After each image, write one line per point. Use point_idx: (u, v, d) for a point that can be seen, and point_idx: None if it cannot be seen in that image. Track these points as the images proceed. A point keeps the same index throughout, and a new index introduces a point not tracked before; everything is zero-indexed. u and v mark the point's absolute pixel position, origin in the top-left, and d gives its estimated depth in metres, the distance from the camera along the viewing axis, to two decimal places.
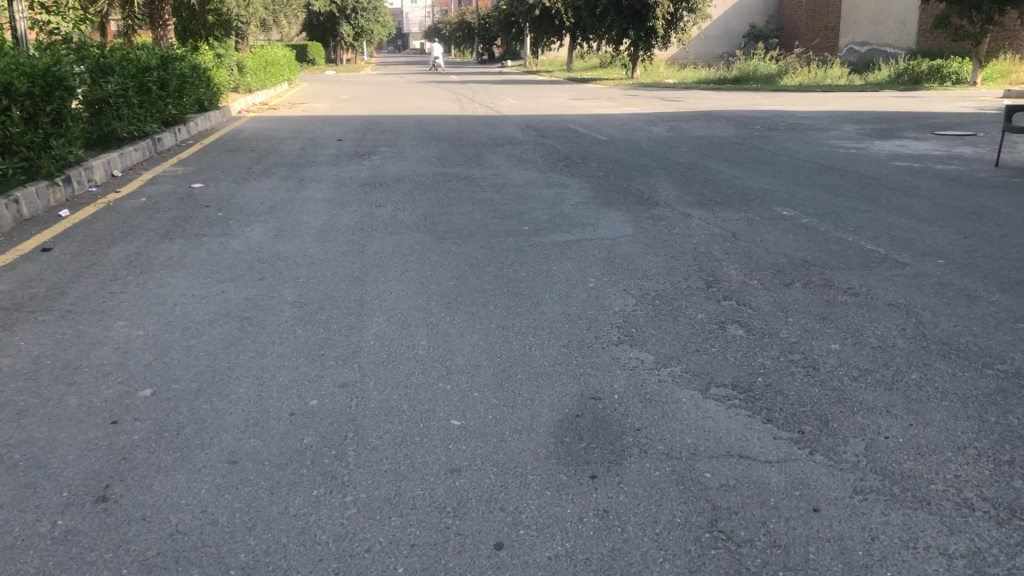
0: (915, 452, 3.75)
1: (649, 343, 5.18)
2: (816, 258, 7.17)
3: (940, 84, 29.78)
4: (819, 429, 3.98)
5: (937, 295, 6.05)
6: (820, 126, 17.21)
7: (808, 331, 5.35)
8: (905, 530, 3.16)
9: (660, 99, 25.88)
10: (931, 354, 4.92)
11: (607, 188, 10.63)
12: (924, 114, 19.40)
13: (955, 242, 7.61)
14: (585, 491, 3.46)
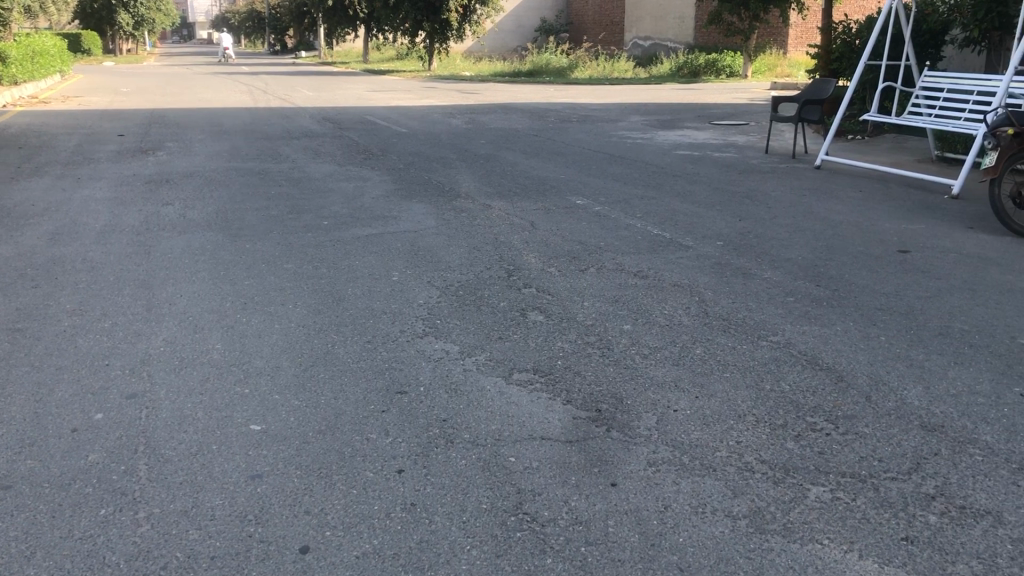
0: (701, 422, 4.00)
1: (452, 333, 5.22)
2: (608, 244, 7.48)
3: (716, 77, 31.86)
4: (614, 406, 4.17)
5: (718, 274, 6.48)
6: (609, 117, 17.96)
7: (602, 314, 5.58)
8: (694, 496, 3.36)
9: (457, 91, 26.15)
10: (712, 329, 5.26)
11: (407, 180, 10.62)
12: (702, 105, 20.69)
13: (733, 225, 8.16)
14: (392, 486, 3.45)
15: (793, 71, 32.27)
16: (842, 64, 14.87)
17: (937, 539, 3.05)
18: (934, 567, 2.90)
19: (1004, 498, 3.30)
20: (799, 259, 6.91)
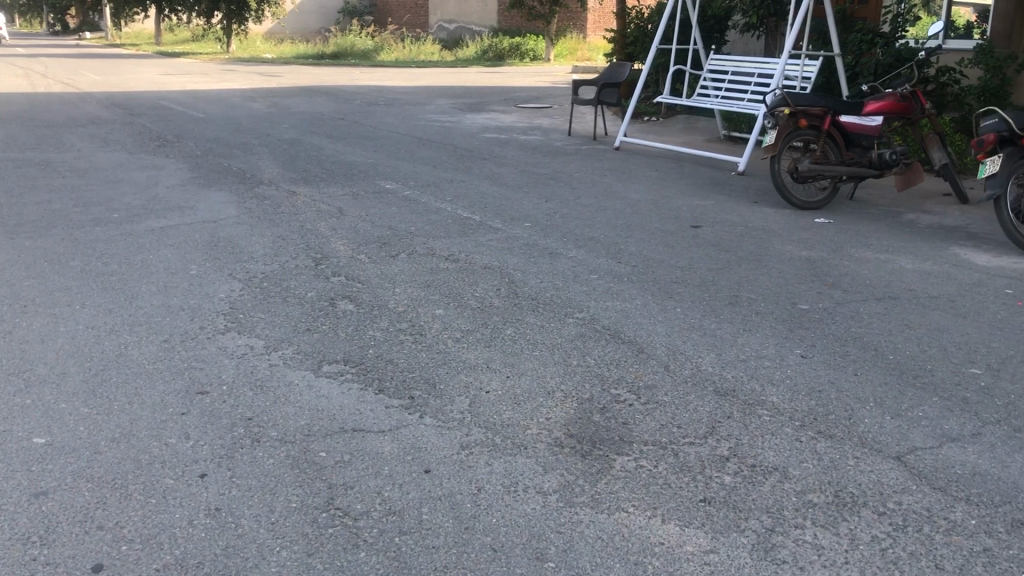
0: (512, 401, 4.05)
1: (257, 328, 5.03)
2: (418, 228, 7.44)
3: (520, 60, 32.44)
4: (427, 392, 4.15)
5: (526, 255, 6.58)
6: (416, 100, 17.87)
7: (413, 299, 5.55)
8: (506, 476, 3.40)
9: (258, 74, 25.19)
10: (522, 309, 5.35)
11: (205, 168, 10.13)
12: (507, 88, 21.00)
13: (539, 206, 8.33)
14: (194, 492, 3.27)
15: (592, 55, 33.37)
16: (637, 49, 15.48)
17: (731, 498, 3.24)
18: (729, 525, 3.07)
19: (789, 454, 3.55)
20: (602, 237, 7.14)
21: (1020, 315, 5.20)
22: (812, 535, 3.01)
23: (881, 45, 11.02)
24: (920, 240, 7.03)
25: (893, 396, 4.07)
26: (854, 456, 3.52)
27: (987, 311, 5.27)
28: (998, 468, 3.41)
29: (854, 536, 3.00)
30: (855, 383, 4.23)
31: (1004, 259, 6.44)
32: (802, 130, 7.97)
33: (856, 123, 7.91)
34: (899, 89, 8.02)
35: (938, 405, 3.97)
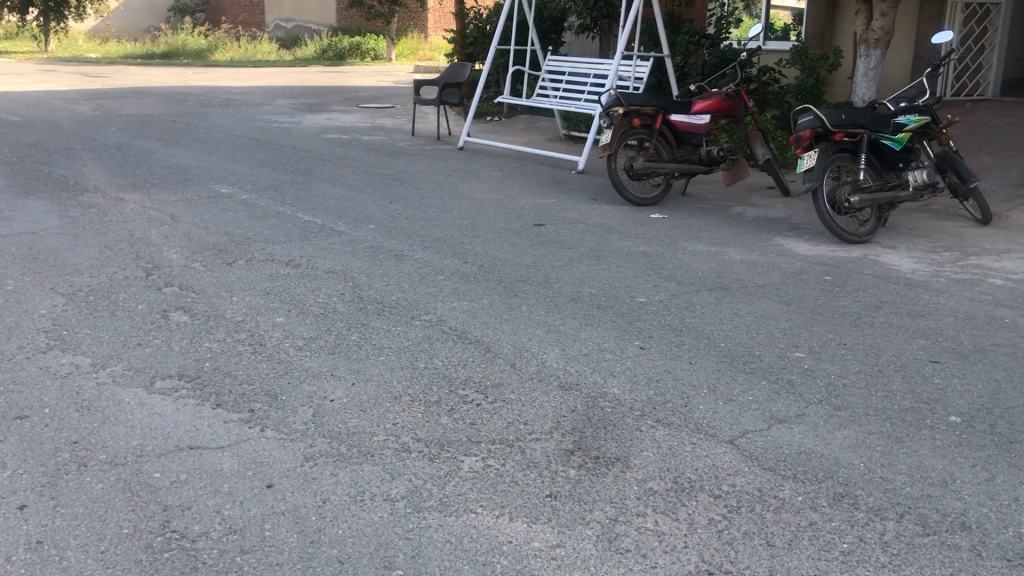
0: (357, 409, 3.99)
1: (83, 345, 4.73)
2: (257, 233, 7.21)
3: (361, 60, 32.02)
4: (268, 404, 4.02)
5: (370, 258, 6.50)
6: (253, 101, 17.34)
7: (253, 308, 5.37)
8: (353, 485, 3.34)
9: (81, 74, 23.77)
10: (367, 314, 5.27)
11: (22, 174, 9.47)
12: (347, 88, 20.67)
13: (382, 207, 8.24)
14: (13, 526, 3.05)
15: (433, 54, 33.37)
16: (477, 49, 15.59)
17: (576, 491, 3.30)
18: (574, 518, 3.13)
19: (631, 444, 3.65)
20: (447, 237, 7.14)
21: (838, 300, 5.56)
22: (653, 522, 3.11)
23: (707, 45, 11.52)
24: (748, 232, 7.39)
25: (726, 382, 4.26)
26: (691, 442, 3.66)
27: (809, 297, 5.60)
28: (821, 446, 3.63)
29: (692, 520, 3.12)
30: (690, 371, 4.40)
31: (822, 248, 6.86)
32: (635, 129, 8.23)
33: (686, 122, 8.22)
34: (723, 89, 8.40)
35: (766, 388, 4.19)
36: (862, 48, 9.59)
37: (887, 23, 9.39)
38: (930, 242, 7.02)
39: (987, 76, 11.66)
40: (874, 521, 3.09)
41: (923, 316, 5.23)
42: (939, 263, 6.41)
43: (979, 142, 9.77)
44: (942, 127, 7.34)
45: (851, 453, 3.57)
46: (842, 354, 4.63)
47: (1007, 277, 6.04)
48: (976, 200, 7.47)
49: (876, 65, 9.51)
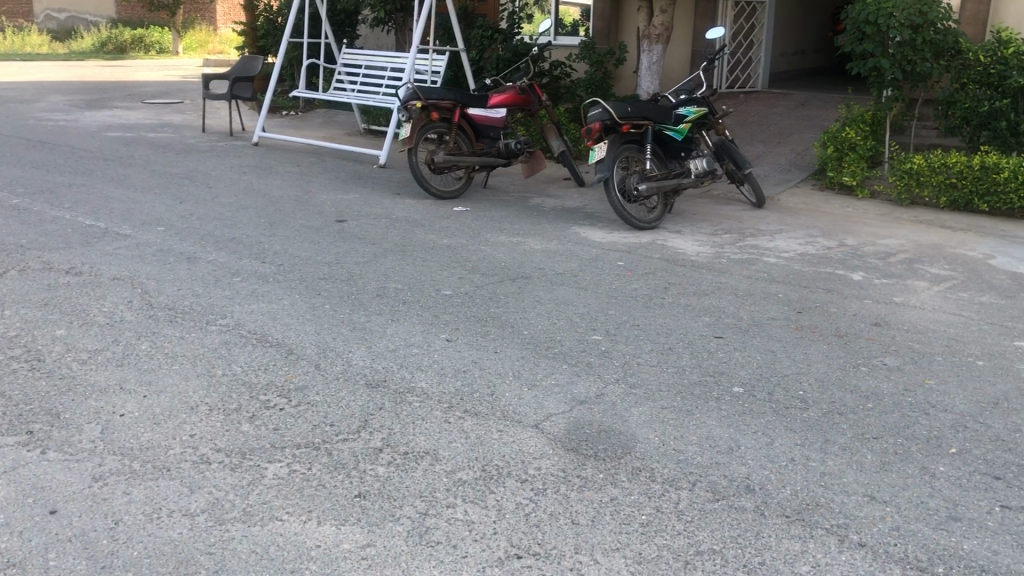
0: (150, 422, 3.77)
1: None
2: (30, 241, 6.66)
3: (145, 54, 30.26)
4: (49, 424, 3.73)
5: (160, 262, 6.16)
6: (21, 97, 15.98)
7: (30, 321, 4.96)
8: (148, 503, 3.16)
9: None
10: (158, 321, 4.99)
11: None
12: (130, 83, 19.50)
13: (172, 208, 7.83)
14: None
15: (224, 48, 32.05)
16: (268, 42, 15.11)
17: (385, 489, 3.28)
18: (384, 516, 3.11)
19: (439, 436, 3.67)
20: (243, 237, 6.88)
21: (631, 283, 5.82)
22: (462, 512, 3.14)
23: (500, 40, 11.72)
24: (546, 222, 7.60)
25: (529, 368, 4.37)
26: (497, 430, 3.72)
27: (605, 282, 5.83)
28: (619, 423, 3.79)
29: (500, 507, 3.18)
30: (494, 360, 4.48)
31: (615, 235, 7.16)
32: (434, 123, 8.25)
33: (483, 116, 8.35)
34: (518, 83, 8.59)
35: (566, 371, 4.33)
36: (645, 43, 10.07)
37: (666, 19, 9.92)
38: (711, 226, 7.49)
39: (756, 70, 12.50)
40: (669, 492, 3.27)
41: (707, 295, 5.58)
42: (721, 245, 6.84)
43: (752, 131, 10.52)
44: (718, 117, 7.85)
45: (647, 428, 3.75)
46: (637, 335, 4.86)
47: (780, 255, 6.54)
48: (750, 185, 8.04)
49: (658, 60, 10.03)
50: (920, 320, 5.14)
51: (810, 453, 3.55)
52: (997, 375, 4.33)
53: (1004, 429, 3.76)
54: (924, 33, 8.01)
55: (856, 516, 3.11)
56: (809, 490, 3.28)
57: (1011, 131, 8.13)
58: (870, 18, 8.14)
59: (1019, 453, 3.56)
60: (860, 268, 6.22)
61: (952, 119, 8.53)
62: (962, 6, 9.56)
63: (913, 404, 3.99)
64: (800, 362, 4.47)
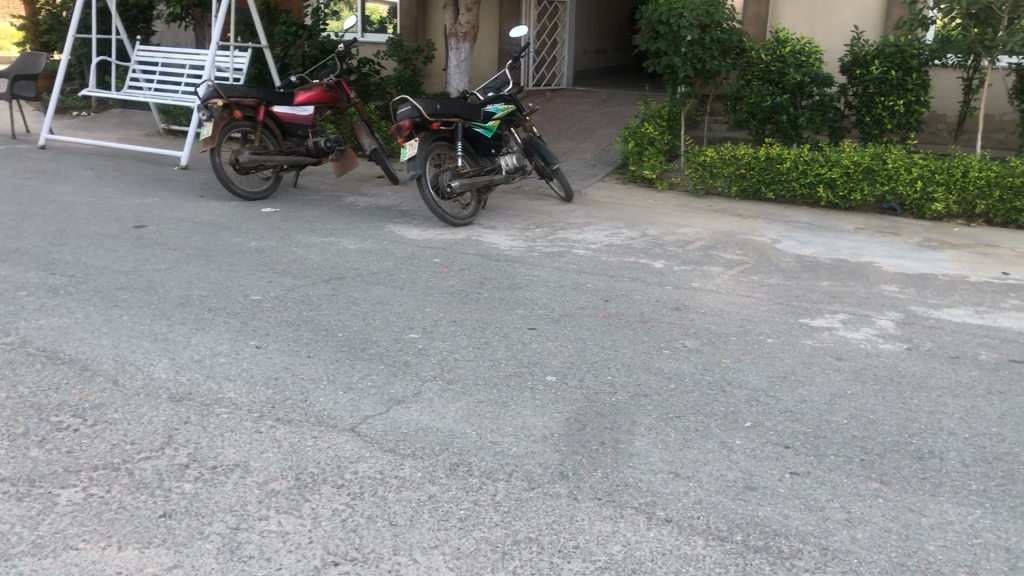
0: None
1: None
2: None
3: None
4: None
5: None
6: None
7: None
8: None
9: None
10: None
11: None
12: None
13: None
14: None
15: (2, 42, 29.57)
16: (51, 37, 14.06)
17: (192, 506, 3.13)
18: (192, 534, 2.97)
19: (250, 447, 3.54)
20: (29, 248, 6.37)
21: (447, 280, 5.85)
22: (276, 524, 3.04)
23: (306, 36, 11.36)
24: (359, 221, 7.49)
25: (344, 371, 4.29)
26: (312, 437, 3.63)
27: (420, 279, 5.82)
28: (435, 420, 3.80)
29: (316, 515, 3.10)
30: (307, 365, 4.37)
31: (429, 232, 7.17)
32: (236, 121, 7.92)
33: (289, 113, 8.13)
34: (324, 80, 8.41)
35: (383, 372, 4.29)
36: (452, 41, 10.13)
37: (472, 17, 10.01)
38: (523, 220, 7.63)
39: (561, 68, 12.85)
40: (486, 484, 3.31)
41: (520, 288, 5.68)
42: (532, 239, 6.99)
43: (559, 127, 10.82)
44: (525, 114, 8.01)
45: (463, 423, 3.78)
46: (452, 330, 4.88)
47: (588, 247, 6.76)
48: (559, 180, 8.26)
49: (466, 57, 10.11)
50: (717, 303, 5.45)
51: (619, 436, 3.68)
52: (784, 351, 4.67)
53: (792, 401, 4.05)
54: (711, 32, 8.53)
55: (662, 493, 3.26)
56: (618, 471, 3.41)
57: (791, 124, 8.77)
58: (663, 17, 8.52)
59: (805, 422, 3.84)
60: (662, 256, 6.52)
61: (739, 114, 9.10)
62: (745, 6, 10.21)
63: (712, 383, 4.23)
64: (609, 349, 4.64)
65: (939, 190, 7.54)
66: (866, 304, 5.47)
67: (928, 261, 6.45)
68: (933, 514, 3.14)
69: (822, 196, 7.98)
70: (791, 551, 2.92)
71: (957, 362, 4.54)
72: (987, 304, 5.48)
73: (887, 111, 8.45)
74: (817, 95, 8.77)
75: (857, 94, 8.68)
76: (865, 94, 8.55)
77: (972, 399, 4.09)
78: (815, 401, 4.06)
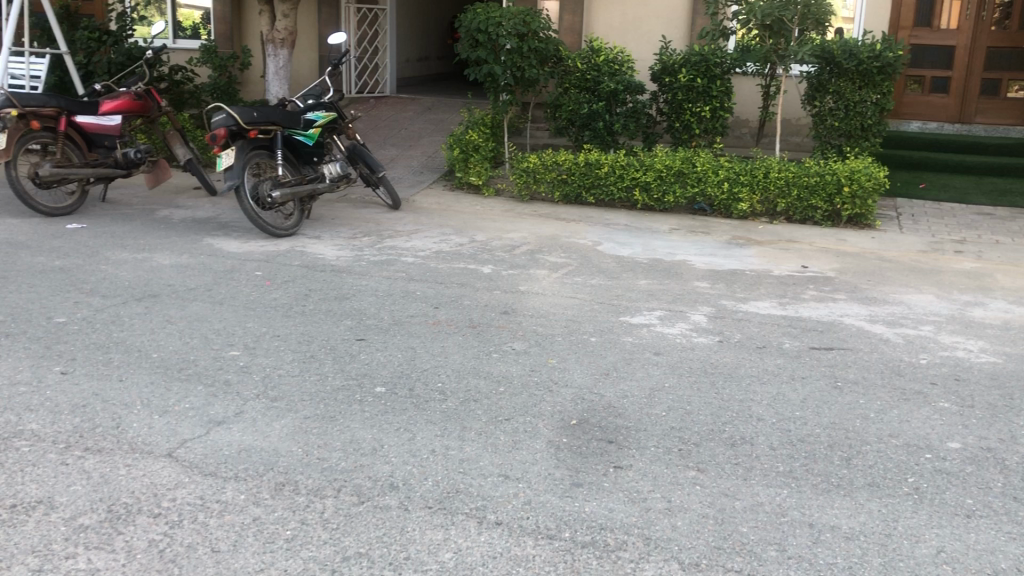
0: None
1: None
2: None
3: None
4: None
5: None
6: None
7: None
8: None
9: None
10: None
11: None
12: None
13: None
14: None
15: None
16: None
17: None
18: None
19: (55, 481, 3.30)
20: None
21: (270, 293, 5.67)
22: (85, 561, 2.85)
23: (110, 42, 10.76)
24: (174, 235, 7.16)
25: (159, 395, 4.07)
26: (124, 465, 3.43)
27: (241, 294, 5.62)
28: (260, 439, 3.68)
29: (130, 548, 2.93)
30: (119, 390, 4.12)
31: (250, 245, 6.93)
32: (35, 132, 7.38)
33: (94, 123, 7.65)
34: (133, 88, 7.96)
35: (202, 393, 4.11)
36: (270, 48, 9.85)
37: (289, 24, 9.79)
38: (349, 229, 7.52)
39: (384, 75, 12.77)
40: (314, 502, 3.23)
41: (348, 298, 5.59)
42: (359, 248, 6.90)
43: (383, 135, 10.74)
44: (348, 122, 7.91)
45: (289, 440, 3.67)
46: (277, 346, 4.74)
47: (415, 254, 6.74)
48: (385, 188, 8.19)
49: (285, 64, 9.86)
50: (543, 305, 5.56)
51: (448, 442, 3.69)
52: (607, 349, 4.82)
53: (615, 397, 4.19)
54: (529, 41, 8.71)
55: (492, 497, 3.28)
56: (449, 478, 3.41)
57: (608, 130, 9.11)
58: (481, 26, 8.65)
59: (627, 417, 3.98)
60: (489, 261, 6.59)
61: (559, 121, 9.35)
62: (560, 16, 10.46)
63: (538, 384, 4.31)
64: (438, 356, 4.63)
65: (744, 191, 8.02)
66: (682, 300, 5.73)
67: (736, 258, 6.84)
68: (745, 497, 3.32)
69: (639, 199, 8.31)
70: (616, 544, 3.02)
71: (764, 351, 4.83)
72: (789, 296, 5.87)
73: (695, 117, 8.91)
74: (630, 102, 9.13)
75: (668, 100, 9.10)
76: (675, 101, 8.98)
77: (777, 385, 4.37)
78: (636, 396, 4.21)
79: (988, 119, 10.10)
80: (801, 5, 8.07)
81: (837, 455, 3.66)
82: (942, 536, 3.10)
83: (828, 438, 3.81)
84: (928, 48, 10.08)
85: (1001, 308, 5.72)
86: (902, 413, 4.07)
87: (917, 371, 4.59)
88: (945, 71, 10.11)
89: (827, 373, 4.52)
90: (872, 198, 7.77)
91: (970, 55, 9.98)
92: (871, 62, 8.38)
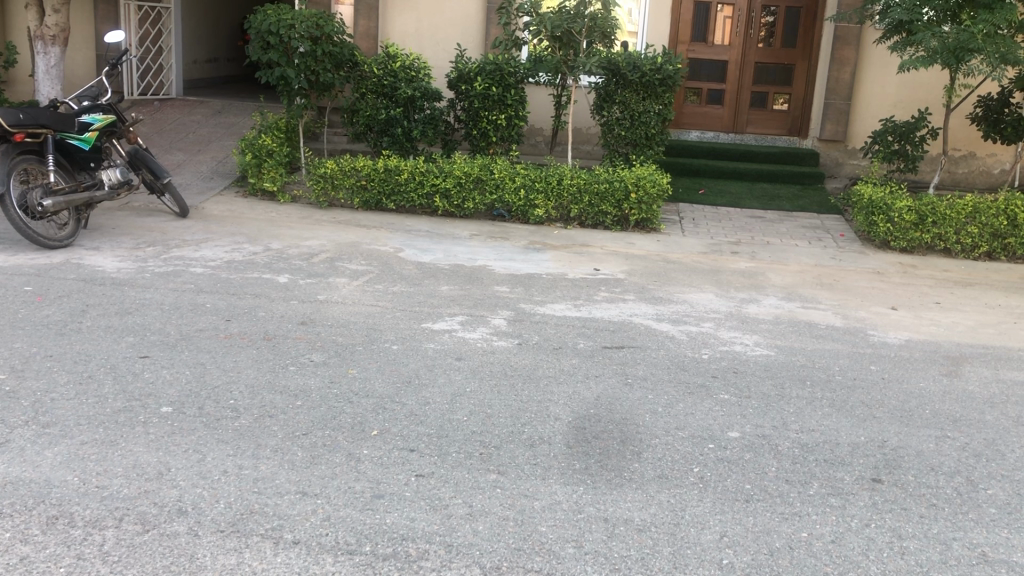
0: None
1: None
2: None
3: None
4: None
5: None
6: None
7: None
8: None
9: None
10: None
11: None
12: None
13: None
14: None
15: None
16: None
17: None
18: None
19: None
20: None
21: (40, 310, 5.23)
22: None
23: None
24: None
25: None
26: None
27: (7, 312, 5.14)
28: (29, 471, 3.37)
29: None
30: None
31: (18, 258, 6.36)
32: None
33: None
34: None
35: None
36: (39, 45, 9.10)
37: (60, 19, 9.08)
38: (131, 239, 7.07)
39: (169, 76, 12.15)
40: (92, 535, 2.99)
41: (130, 314, 5.25)
42: (142, 259, 6.49)
43: (169, 139, 10.20)
44: (128, 125, 7.43)
45: (63, 470, 3.39)
46: (49, 367, 4.37)
47: (206, 265, 6.43)
48: (171, 194, 7.75)
49: (57, 63, 9.14)
50: (342, 314, 5.45)
51: (242, 461, 3.53)
52: (407, 356, 4.79)
53: (416, 405, 4.17)
54: (322, 45, 8.55)
55: (289, 515, 3.17)
56: (242, 499, 3.26)
57: (406, 136, 9.09)
58: (272, 28, 8.36)
59: (428, 424, 3.97)
60: (285, 270, 6.40)
61: (357, 126, 9.21)
62: (356, 21, 10.37)
63: (338, 395, 4.22)
64: (229, 372, 4.43)
65: (539, 197, 8.23)
66: (481, 304, 5.80)
67: (534, 262, 7.00)
68: (543, 497, 3.39)
69: (439, 206, 8.36)
70: (418, 553, 3.00)
71: (560, 353, 4.96)
72: (583, 298, 6.07)
73: (491, 125, 9.06)
74: (427, 109, 9.15)
75: (465, 108, 9.20)
76: (471, 108, 9.10)
77: (573, 384, 4.51)
78: (437, 402, 4.21)
79: (758, 130, 10.87)
80: (588, 19, 8.43)
81: (630, 450, 3.82)
82: (724, 522, 3.30)
83: (620, 434, 3.97)
84: (704, 63, 10.78)
85: (772, 304, 6.19)
86: (687, 407, 4.30)
87: (698, 365, 4.88)
88: (719, 84, 10.83)
89: (618, 371, 4.72)
90: (657, 204, 8.19)
91: (740, 70, 10.75)
92: (653, 75, 8.82)
